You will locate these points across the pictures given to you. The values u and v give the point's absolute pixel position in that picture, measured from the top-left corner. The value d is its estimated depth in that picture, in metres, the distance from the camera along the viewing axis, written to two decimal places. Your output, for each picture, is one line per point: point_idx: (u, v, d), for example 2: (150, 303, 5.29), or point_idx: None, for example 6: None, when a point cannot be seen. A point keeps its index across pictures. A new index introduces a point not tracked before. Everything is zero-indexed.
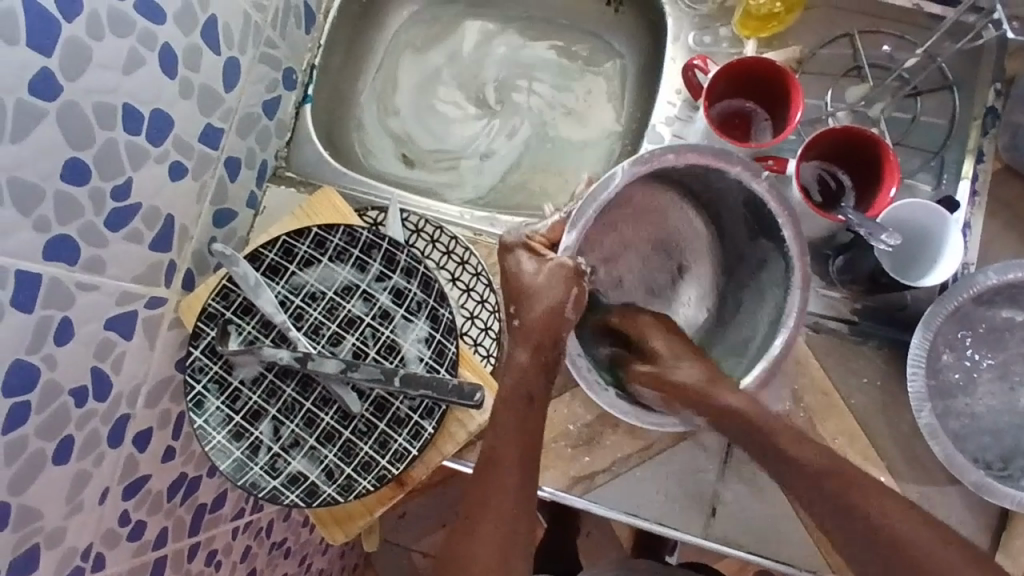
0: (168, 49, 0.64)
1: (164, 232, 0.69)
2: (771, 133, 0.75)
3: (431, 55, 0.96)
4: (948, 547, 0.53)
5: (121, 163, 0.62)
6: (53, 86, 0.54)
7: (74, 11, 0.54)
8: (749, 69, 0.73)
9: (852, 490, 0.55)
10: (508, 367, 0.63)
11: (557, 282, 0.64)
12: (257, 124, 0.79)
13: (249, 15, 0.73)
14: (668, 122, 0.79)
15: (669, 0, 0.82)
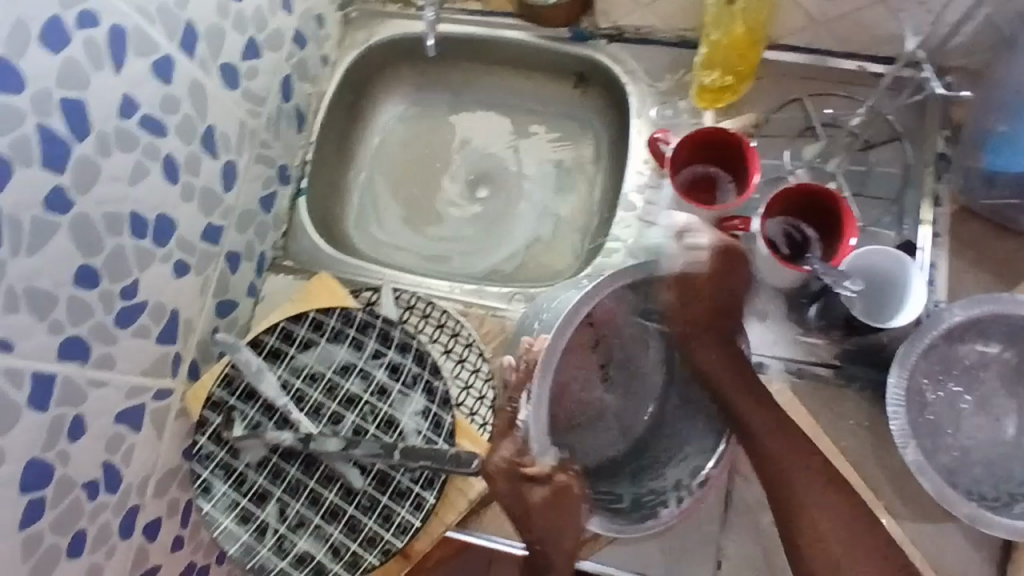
0: (171, 159, 0.69)
1: (170, 327, 0.73)
2: (734, 193, 0.79)
3: (413, 143, 1.01)
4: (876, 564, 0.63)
5: (129, 266, 0.66)
6: (66, 202, 0.59)
7: (84, 133, 0.60)
8: (706, 138, 0.79)
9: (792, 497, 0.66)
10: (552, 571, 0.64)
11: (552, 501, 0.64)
12: (255, 219, 0.84)
13: (245, 121, 0.79)
14: (639, 190, 0.85)
15: (631, 80, 0.89)
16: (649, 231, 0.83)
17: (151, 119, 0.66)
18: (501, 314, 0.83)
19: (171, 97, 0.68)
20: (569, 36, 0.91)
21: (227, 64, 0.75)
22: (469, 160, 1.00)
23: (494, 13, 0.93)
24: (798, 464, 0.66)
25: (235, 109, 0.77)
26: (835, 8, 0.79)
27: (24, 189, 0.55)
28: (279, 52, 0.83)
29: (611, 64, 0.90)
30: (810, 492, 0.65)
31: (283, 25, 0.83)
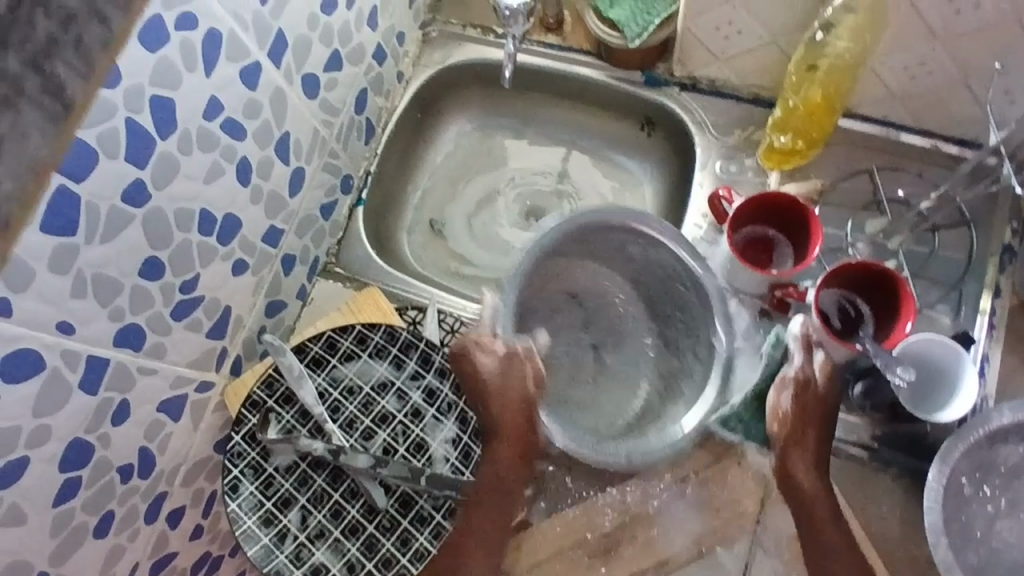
0: (245, 161, 0.71)
1: (222, 322, 0.75)
2: (791, 260, 0.78)
3: (456, 176, 1.03)
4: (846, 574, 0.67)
5: (191, 261, 0.68)
6: (142, 196, 0.60)
7: (169, 130, 0.60)
8: (775, 202, 0.77)
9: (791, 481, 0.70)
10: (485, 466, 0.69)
11: (509, 367, 0.69)
12: (314, 225, 0.86)
13: (318, 130, 0.82)
14: (694, 243, 0.84)
15: (698, 131, 0.89)
16: None
17: (232, 122, 0.68)
18: None
19: (254, 103, 0.70)
20: (642, 79, 0.92)
21: (309, 75, 0.77)
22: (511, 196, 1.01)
23: (570, 48, 0.94)
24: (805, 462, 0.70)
25: (310, 118, 0.79)
26: (917, 85, 0.77)
27: (108, 182, 0.56)
28: (358, 66, 0.86)
29: (680, 112, 0.90)
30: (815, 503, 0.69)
31: (365, 40, 0.85)
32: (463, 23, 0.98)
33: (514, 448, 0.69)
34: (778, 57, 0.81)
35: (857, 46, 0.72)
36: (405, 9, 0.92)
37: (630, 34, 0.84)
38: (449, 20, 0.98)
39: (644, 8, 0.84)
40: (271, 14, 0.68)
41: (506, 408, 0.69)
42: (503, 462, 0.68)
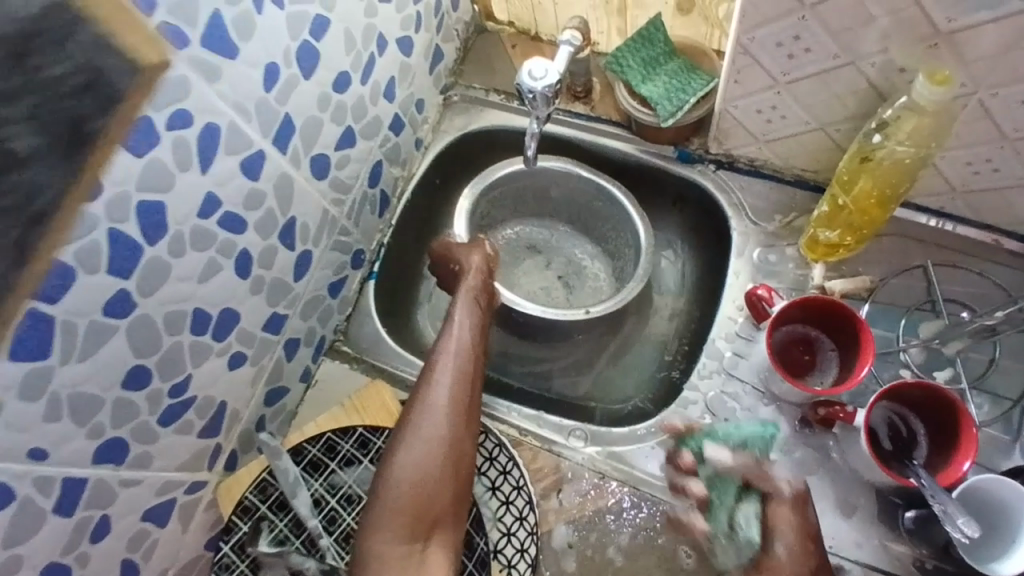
0: (245, 253, 0.66)
1: (216, 418, 0.70)
2: (834, 374, 0.71)
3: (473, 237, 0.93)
4: None
5: (183, 363, 0.63)
6: (126, 305, 0.55)
7: (159, 235, 0.56)
8: (831, 308, 0.71)
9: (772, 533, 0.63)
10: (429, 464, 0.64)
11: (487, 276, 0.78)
12: (320, 305, 0.81)
13: (327, 210, 0.77)
14: (728, 338, 0.77)
15: (735, 214, 0.82)
16: (732, 387, 0.76)
17: (231, 216, 0.63)
18: (559, 451, 0.77)
19: (256, 193, 0.65)
20: (675, 154, 0.85)
21: (319, 155, 0.72)
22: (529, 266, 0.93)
23: (598, 118, 0.88)
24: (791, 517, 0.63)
25: (319, 200, 0.75)
26: (981, 180, 0.70)
27: (87, 298, 0.52)
28: (373, 139, 0.81)
29: (715, 192, 0.83)
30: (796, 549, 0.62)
31: (382, 112, 0.81)
32: (487, 88, 0.93)
33: (464, 428, 0.66)
34: (828, 144, 0.73)
35: (920, 152, 0.63)
36: (426, 76, 0.87)
37: (662, 112, 0.78)
38: (472, 85, 0.94)
39: (679, 86, 0.78)
40: (277, 100, 0.64)
41: (434, 397, 0.67)
42: (437, 439, 0.64)
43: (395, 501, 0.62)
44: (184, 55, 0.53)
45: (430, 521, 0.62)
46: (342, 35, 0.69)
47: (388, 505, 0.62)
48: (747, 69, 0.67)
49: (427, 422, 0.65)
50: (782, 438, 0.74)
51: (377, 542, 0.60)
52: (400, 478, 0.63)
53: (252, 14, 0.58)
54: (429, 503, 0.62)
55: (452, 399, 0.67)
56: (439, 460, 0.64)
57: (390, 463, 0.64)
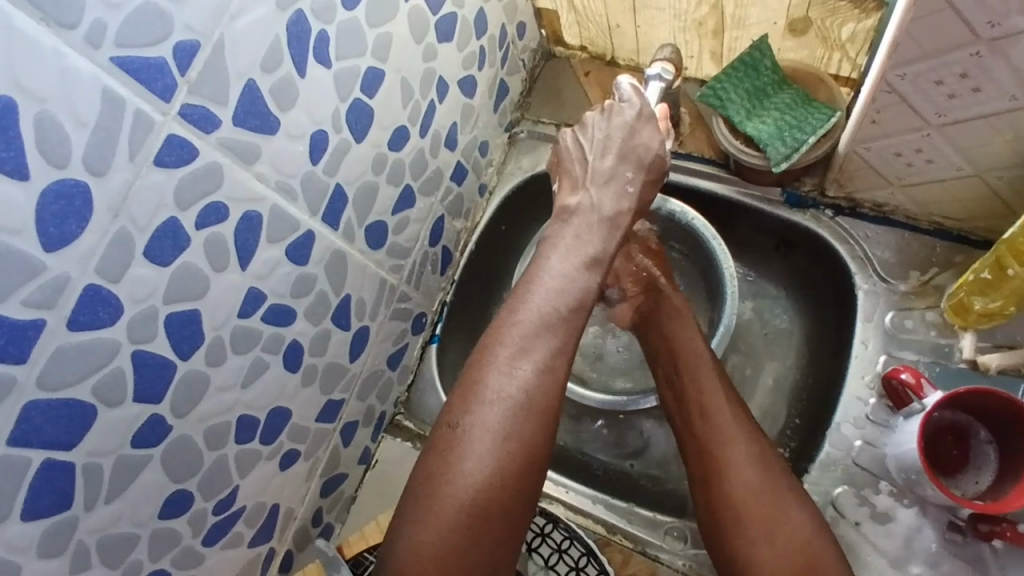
0: (294, 345, 0.58)
1: (267, 524, 0.63)
2: (994, 476, 0.58)
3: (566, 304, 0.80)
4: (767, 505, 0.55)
5: (228, 475, 0.56)
6: (160, 430, 0.48)
7: (192, 346, 0.48)
8: (1007, 406, 0.56)
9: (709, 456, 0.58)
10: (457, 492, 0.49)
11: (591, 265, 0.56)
12: (379, 380, 0.73)
13: (384, 279, 0.68)
14: (856, 423, 0.65)
15: (860, 270, 0.69)
16: (863, 482, 0.64)
17: (277, 309, 0.55)
18: (654, 555, 0.66)
19: (305, 278, 0.56)
20: (783, 198, 0.72)
21: (375, 222, 0.63)
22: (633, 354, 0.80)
23: (689, 155, 0.76)
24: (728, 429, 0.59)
25: (376, 272, 0.66)
26: None
27: (112, 433, 0.45)
28: (433, 195, 0.71)
29: (835, 244, 0.70)
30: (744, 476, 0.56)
31: (443, 164, 0.71)
32: (557, 122, 0.83)
33: (539, 421, 0.51)
34: (985, 192, 0.59)
35: None
36: (490, 115, 0.77)
37: (774, 155, 0.65)
38: (540, 119, 0.83)
39: (793, 123, 0.66)
40: (326, 172, 0.55)
41: (501, 380, 0.51)
42: (477, 458, 0.50)
43: (445, 497, 0.50)
44: (213, 138, 0.45)
45: (482, 526, 0.50)
46: (398, 87, 0.60)
47: (437, 497, 0.50)
48: (890, 108, 0.55)
49: (491, 415, 0.50)
50: (928, 547, 0.60)
51: (424, 538, 0.49)
52: (455, 472, 0.50)
53: (295, 79, 0.49)
54: (483, 505, 0.50)
55: (531, 388, 0.51)
56: (502, 462, 0.50)
57: (446, 445, 0.51)
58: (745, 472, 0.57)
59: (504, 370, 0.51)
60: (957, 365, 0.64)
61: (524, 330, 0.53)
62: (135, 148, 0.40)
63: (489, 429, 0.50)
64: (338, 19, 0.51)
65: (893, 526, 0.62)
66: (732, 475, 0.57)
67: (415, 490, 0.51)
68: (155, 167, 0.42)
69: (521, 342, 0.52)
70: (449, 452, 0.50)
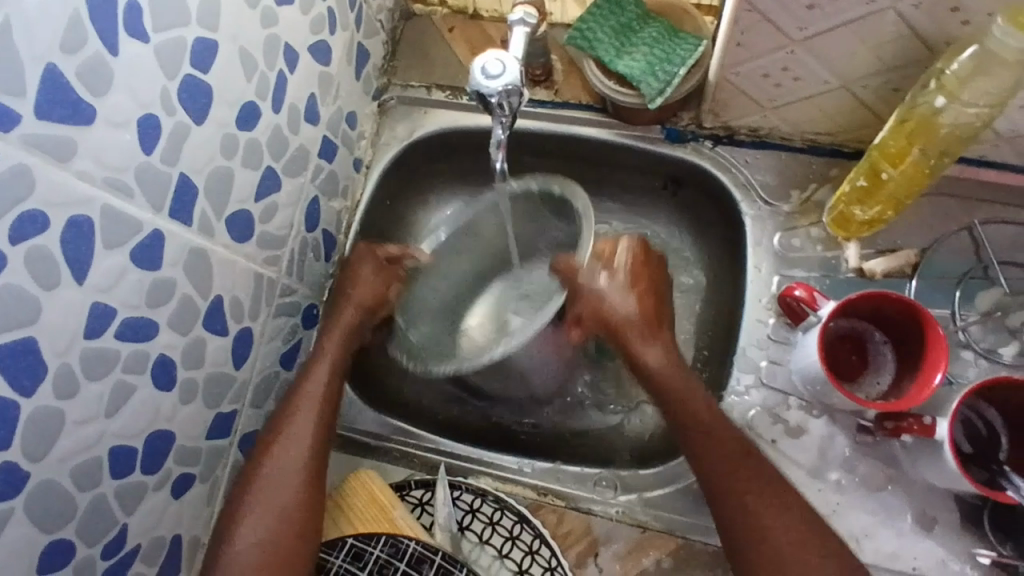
0: (164, 361, 0.52)
1: (171, 559, 0.57)
2: (892, 376, 0.61)
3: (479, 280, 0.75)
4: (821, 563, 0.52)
5: (111, 516, 0.50)
6: (12, 481, 0.42)
7: (34, 380, 0.42)
8: (897, 306, 0.59)
9: (754, 517, 0.54)
10: (262, 497, 0.56)
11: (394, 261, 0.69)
12: (275, 383, 0.67)
13: (261, 275, 0.62)
14: (761, 345, 0.66)
15: (745, 196, 0.70)
16: (774, 400, 0.65)
17: (135, 323, 0.49)
18: (587, 508, 0.65)
19: (162, 283, 0.50)
20: (663, 134, 0.72)
21: (237, 212, 0.57)
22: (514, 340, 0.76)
23: (565, 104, 0.74)
24: (741, 479, 0.56)
25: (247, 267, 0.60)
26: None
27: None
28: (302, 175, 0.66)
29: (719, 174, 0.71)
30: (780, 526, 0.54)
31: (307, 140, 0.65)
32: (426, 84, 0.78)
33: (320, 419, 0.60)
34: (852, 103, 0.61)
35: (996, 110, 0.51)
36: (353, 84, 0.72)
37: (648, 92, 0.64)
38: (409, 83, 0.79)
39: (662, 55, 0.65)
40: (164, 161, 0.49)
41: (307, 387, 0.61)
42: (287, 463, 0.57)
43: (251, 506, 0.55)
44: (16, 136, 0.38)
45: (307, 497, 0.56)
46: (237, 58, 0.54)
47: (245, 508, 0.55)
48: (753, 29, 0.55)
49: (285, 437, 0.58)
50: (843, 453, 0.63)
51: (245, 514, 0.55)
52: (258, 476, 0.56)
53: (107, 58, 0.43)
54: (297, 507, 0.55)
55: (312, 392, 0.61)
56: (308, 462, 0.57)
57: (260, 460, 0.57)
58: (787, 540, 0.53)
59: (310, 369, 0.63)
60: (845, 275, 0.66)
61: (341, 341, 0.65)
62: None
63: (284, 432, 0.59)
64: None
65: (806, 438, 0.64)
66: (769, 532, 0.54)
67: (234, 498, 0.57)
68: None
69: (338, 348, 0.64)
70: (265, 461, 0.57)
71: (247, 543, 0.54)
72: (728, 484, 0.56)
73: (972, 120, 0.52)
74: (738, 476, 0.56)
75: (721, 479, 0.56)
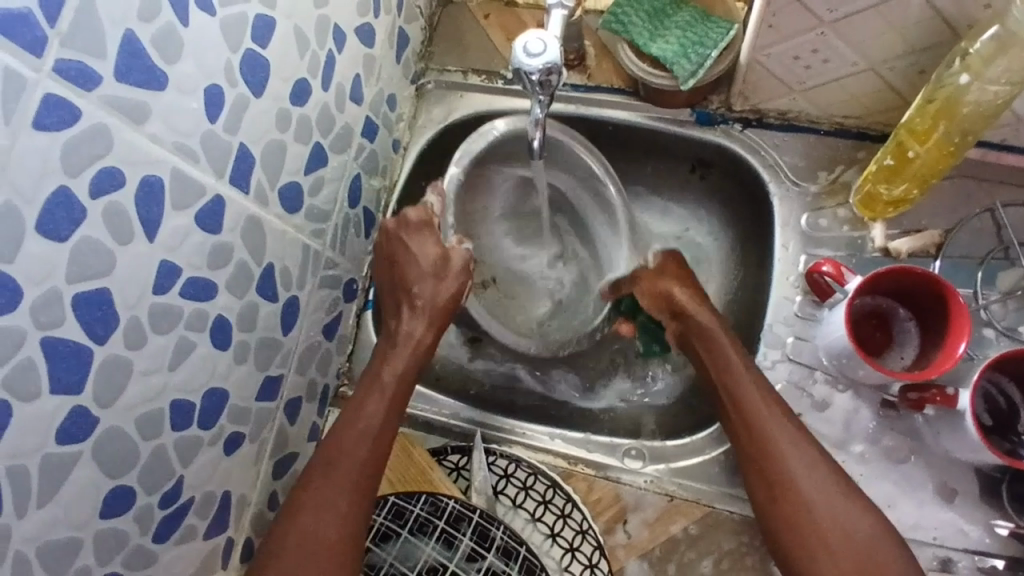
0: (221, 321, 0.55)
1: (221, 514, 0.60)
2: (916, 350, 0.62)
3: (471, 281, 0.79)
4: (848, 509, 0.55)
5: (170, 466, 0.53)
6: (85, 424, 0.45)
7: (109, 329, 0.45)
8: (921, 280, 0.61)
9: (773, 474, 0.58)
10: (348, 475, 0.57)
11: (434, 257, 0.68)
12: (318, 352, 0.70)
13: (308, 246, 0.65)
14: (787, 321, 0.68)
15: (773, 178, 0.72)
16: (800, 374, 0.67)
17: (196, 283, 0.51)
18: (616, 476, 0.67)
19: (222, 247, 0.53)
20: (693, 118, 0.74)
21: (288, 184, 0.60)
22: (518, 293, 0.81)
23: (598, 88, 0.76)
24: (775, 429, 0.59)
25: (296, 238, 0.63)
26: None
27: (33, 430, 0.41)
28: (346, 152, 0.69)
29: (747, 156, 0.73)
30: (800, 478, 0.57)
31: (351, 119, 0.68)
32: (462, 69, 0.81)
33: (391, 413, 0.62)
34: (880, 85, 0.63)
35: (1016, 88, 0.53)
36: (393, 67, 0.75)
37: (681, 73, 0.67)
38: (446, 68, 0.81)
39: (694, 39, 0.67)
40: (226, 130, 0.51)
41: (381, 375, 0.63)
42: (361, 447, 0.59)
43: (331, 488, 0.57)
44: (97, 96, 0.41)
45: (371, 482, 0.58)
46: (293, 35, 0.57)
47: (331, 490, 0.57)
48: (785, 10, 0.57)
49: (360, 438, 0.60)
50: (867, 426, 0.65)
51: (325, 508, 0.56)
52: (337, 461, 0.58)
53: (178, 28, 0.46)
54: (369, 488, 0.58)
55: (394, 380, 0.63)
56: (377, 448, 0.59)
57: (334, 449, 0.59)
58: (811, 490, 0.56)
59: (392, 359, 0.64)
60: (870, 255, 0.68)
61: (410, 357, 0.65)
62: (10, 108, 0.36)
63: (371, 422, 0.61)
64: None
65: (831, 411, 0.66)
66: (793, 490, 0.57)
67: (304, 482, 0.58)
68: (34, 130, 0.38)
69: (415, 350, 0.65)
70: (348, 446, 0.59)
71: (327, 528, 0.55)
72: (766, 440, 0.59)
73: (994, 97, 0.54)
74: (767, 429, 0.59)
75: (757, 435, 0.59)
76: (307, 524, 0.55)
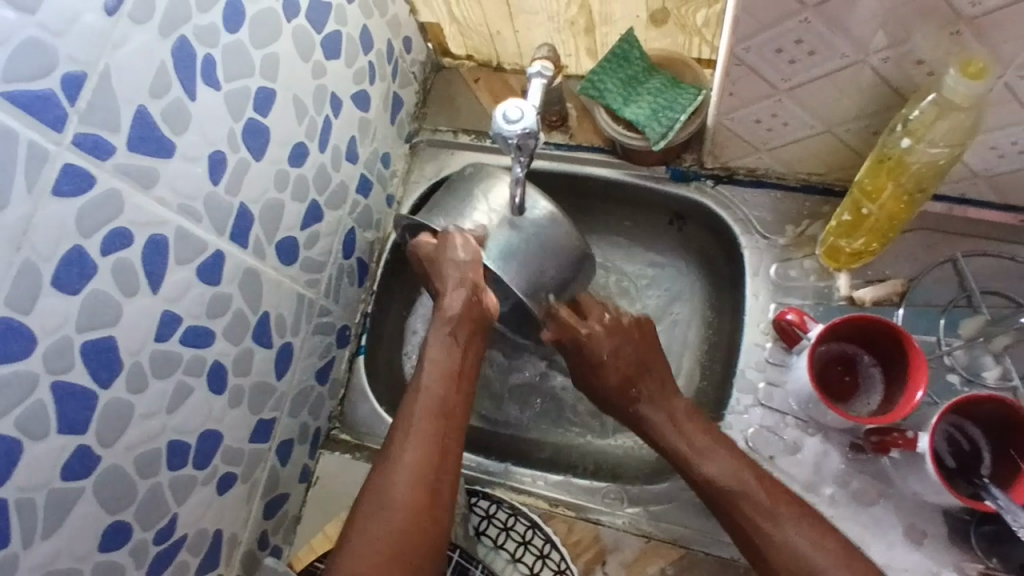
0: (217, 367, 0.59)
1: (213, 551, 0.63)
2: (881, 394, 0.65)
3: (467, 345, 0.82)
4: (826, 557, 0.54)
5: (165, 503, 0.56)
6: (88, 462, 0.48)
7: (113, 374, 0.49)
8: (882, 327, 0.64)
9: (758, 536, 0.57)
10: (400, 478, 0.55)
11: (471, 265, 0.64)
12: (310, 396, 0.73)
13: (303, 294, 0.69)
14: (758, 367, 0.71)
15: (743, 230, 0.76)
16: (772, 419, 0.70)
17: (194, 331, 0.55)
18: (596, 518, 0.69)
19: (220, 298, 0.57)
20: (667, 174, 0.78)
21: (284, 238, 0.65)
22: (505, 341, 0.85)
23: (579, 146, 0.81)
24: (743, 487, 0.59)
25: (291, 287, 0.67)
26: (1007, 164, 0.63)
27: (40, 468, 0.45)
28: (341, 208, 0.73)
29: (719, 211, 0.77)
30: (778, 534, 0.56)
31: (346, 177, 0.73)
32: (453, 129, 0.87)
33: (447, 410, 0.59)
34: (837, 145, 0.67)
35: (955, 150, 0.57)
36: (388, 128, 0.80)
37: (652, 135, 0.72)
38: (438, 128, 0.87)
39: (665, 104, 0.72)
40: (227, 191, 0.56)
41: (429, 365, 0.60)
42: (419, 448, 0.56)
43: (384, 494, 0.55)
44: (110, 164, 0.46)
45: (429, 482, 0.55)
46: (292, 105, 0.62)
47: (383, 496, 0.55)
48: (743, 80, 0.62)
49: (409, 431, 0.57)
50: (836, 468, 0.67)
51: (389, 504, 0.54)
52: (390, 462, 0.56)
53: (186, 102, 0.51)
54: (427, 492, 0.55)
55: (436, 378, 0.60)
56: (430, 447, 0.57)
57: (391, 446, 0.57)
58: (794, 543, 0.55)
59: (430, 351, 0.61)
60: (837, 303, 0.72)
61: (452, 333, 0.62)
62: (33, 178, 0.41)
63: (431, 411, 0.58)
64: (223, 41, 0.53)
65: (802, 454, 0.68)
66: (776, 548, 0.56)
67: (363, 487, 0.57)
68: (52, 197, 0.42)
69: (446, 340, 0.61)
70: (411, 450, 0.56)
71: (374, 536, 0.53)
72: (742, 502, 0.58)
73: (936, 159, 0.58)
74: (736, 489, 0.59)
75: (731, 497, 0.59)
76: (364, 527, 0.54)
